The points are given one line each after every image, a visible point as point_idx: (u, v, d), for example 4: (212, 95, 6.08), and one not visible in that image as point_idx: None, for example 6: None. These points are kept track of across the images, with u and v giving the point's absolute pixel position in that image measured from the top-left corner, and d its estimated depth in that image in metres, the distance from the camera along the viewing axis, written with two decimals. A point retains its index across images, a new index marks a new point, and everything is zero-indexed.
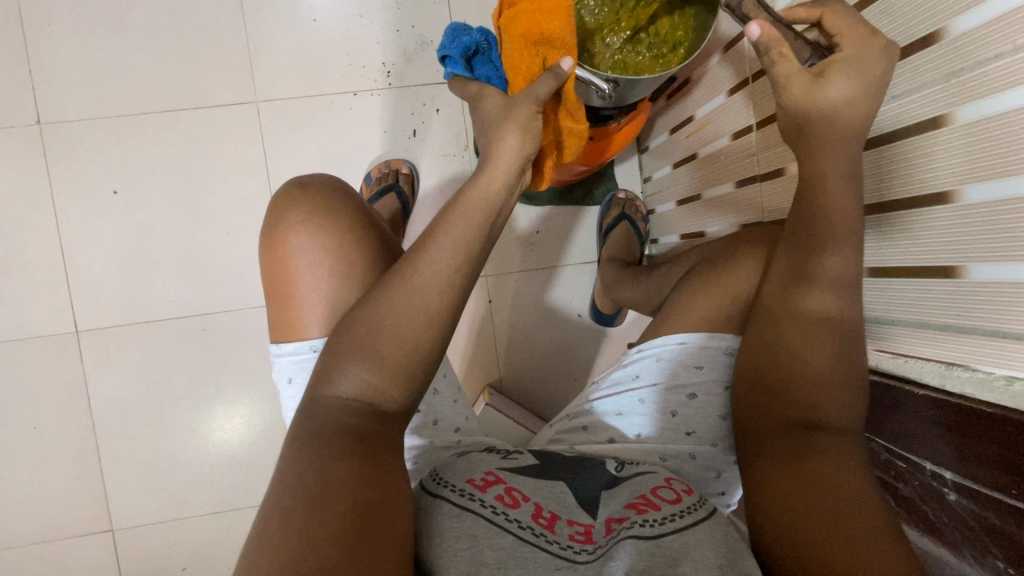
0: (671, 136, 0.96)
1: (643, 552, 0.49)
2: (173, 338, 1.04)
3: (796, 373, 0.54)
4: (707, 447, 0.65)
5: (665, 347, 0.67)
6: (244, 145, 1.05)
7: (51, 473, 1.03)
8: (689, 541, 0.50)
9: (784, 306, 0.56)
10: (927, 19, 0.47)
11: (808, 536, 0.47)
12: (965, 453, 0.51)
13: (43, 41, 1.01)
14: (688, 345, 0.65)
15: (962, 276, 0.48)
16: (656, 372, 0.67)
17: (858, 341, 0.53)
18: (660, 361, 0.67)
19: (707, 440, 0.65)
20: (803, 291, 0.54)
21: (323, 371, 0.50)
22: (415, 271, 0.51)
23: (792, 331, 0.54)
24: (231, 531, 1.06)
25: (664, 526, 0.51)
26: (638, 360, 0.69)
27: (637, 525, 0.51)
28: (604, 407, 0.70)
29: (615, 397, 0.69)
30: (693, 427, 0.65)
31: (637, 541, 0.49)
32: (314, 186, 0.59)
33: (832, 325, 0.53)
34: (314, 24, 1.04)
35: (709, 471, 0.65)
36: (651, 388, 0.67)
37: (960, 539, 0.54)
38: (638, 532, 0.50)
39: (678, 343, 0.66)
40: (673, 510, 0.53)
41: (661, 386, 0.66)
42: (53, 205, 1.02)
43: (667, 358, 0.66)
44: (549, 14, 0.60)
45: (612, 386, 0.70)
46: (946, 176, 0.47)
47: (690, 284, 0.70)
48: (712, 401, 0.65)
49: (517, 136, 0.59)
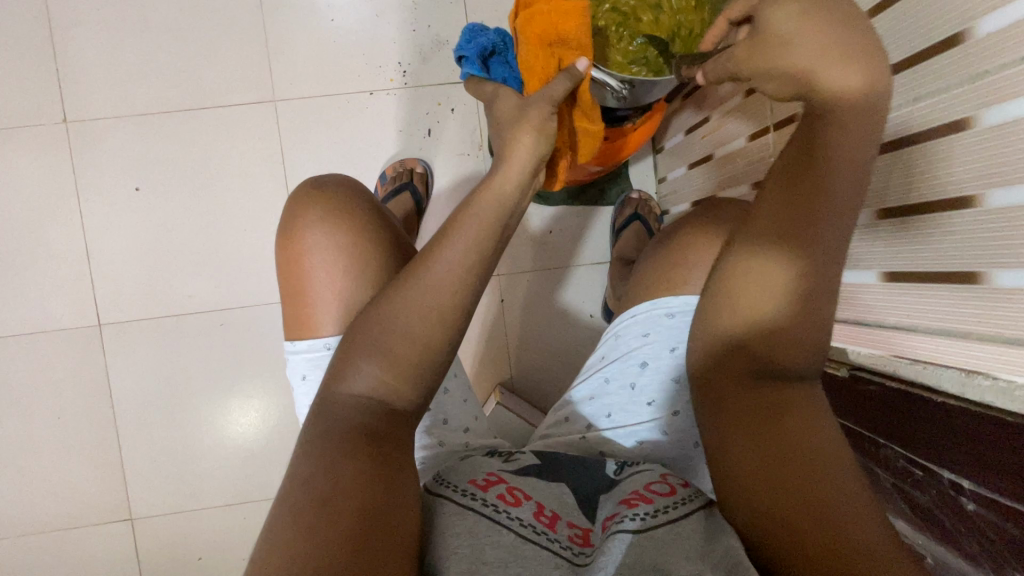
0: (687, 137, 0.96)
1: (634, 546, 0.47)
2: (191, 332, 1.06)
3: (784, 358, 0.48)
4: (670, 416, 0.64)
5: (621, 325, 0.69)
6: (261, 144, 1.06)
7: (72, 461, 1.06)
8: (680, 533, 0.49)
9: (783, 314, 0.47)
10: (948, 20, 0.45)
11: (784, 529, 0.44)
12: (986, 461, 0.51)
13: (70, 40, 1.03)
14: (637, 316, 0.67)
15: (982, 282, 0.47)
16: (617, 350, 0.68)
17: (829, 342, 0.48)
18: (619, 338, 0.69)
19: (669, 407, 0.64)
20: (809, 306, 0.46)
21: (338, 367, 0.50)
22: (428, 271, 0.51)
23: (782, 340, 0.48)
24: (246, 522, 1.08)
25: (656, 519, 0.50)
26: (605, 343, 0.71)
27: (627, 519, 0.50)
28: (578, 394, 0.70)
29: (586, 382, 0.70)
30: (654, 397, 0.65)
31: (628, 535, 0.48)
32: (330, 185, 0.60)
33: (818, 323, 0.47)
34: (332, 24, 1.05)
35: (682, 441, 0.64)
36: (613, 364, 0.68)
37: (976, 550, 0.53)
38: (628, 527, 0.49)
39: (630, 318, 0.68)
40: (666, 502, 0.52)
41: (621, 361, 0.67)
42: (78, 201, 1.04)
43: (623, 334, 0.68)
44: (564, 14, 0.60)
45: (586, 374, 0.72)
46: (967, 179, 0.46)
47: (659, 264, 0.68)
48: (664, 366, 0.65)
49: (532, 137, 0.59)
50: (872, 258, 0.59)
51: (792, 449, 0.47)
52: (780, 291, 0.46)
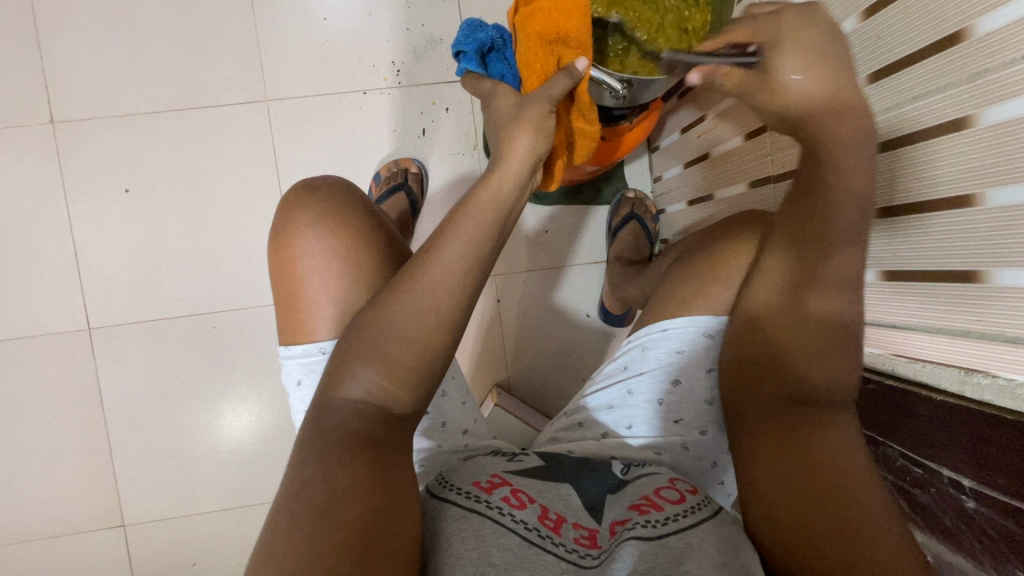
0: (682, 136, 0.96)
1: (646, 553, 0.47)
2: (183, 336, 1.05)
3: (781, 363, 0.52)
4: (697, 435, 0.64)
5: (649, 335, 0.65)
6: (252, 144, 1.05)
7: (63, 467, 1.04)
8: (692, 540, 0.49)
9: (781, 304, 0.52)
10: (947, 18, 0.45)
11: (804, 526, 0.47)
12: (983, 461, 0.51)
13: (55, 40, 1.01)
14: (670, 330, 0.64)
15: (985, 281, 0.46)
16: (643, 361, 0.66)
17: (852, 347, 0.49)
18: (646, 349, 0.65)
19: (697, 427, 0.64)
20: (805, 294, 0.50)
21: (333, 372, 0.50)
22: (425, 273, 0.50)
23: (778, 337, 0.52)
24: (241, 527, 1.07)
25: (666, 527, 0.50)
26: (626, 351, 0.68)
27: (639, 526, 0.50)
28: (596, 402, 0.68)
29: (606, 390, 0.68)
30: (680, 415, 0.64)
31: (638, 542, 0.48)
32: (321, 187, 0.59)
33: (824, 327, 0.49)
34: (324, 23, 1.04)
35: (703, 460, 0.64)
36: (641, 377, 0.66)
37: (979, 548, 0.54)
38: (640, 533, 0.49)
39: (660, 331, 0.65)
40: (676, 510, 0.52)
41: (648, 374, 0.65)
42: (66, 204, 1.03)
43: (652, 346, 0.65)
44: (565, 11, 0.59)
45: (604, 380, 0.69)
46: (966, 179, 0.46)
47: (676, 274, 0.69)
48: (697, 387, 0.63)
49: (531, 136, 0.58)
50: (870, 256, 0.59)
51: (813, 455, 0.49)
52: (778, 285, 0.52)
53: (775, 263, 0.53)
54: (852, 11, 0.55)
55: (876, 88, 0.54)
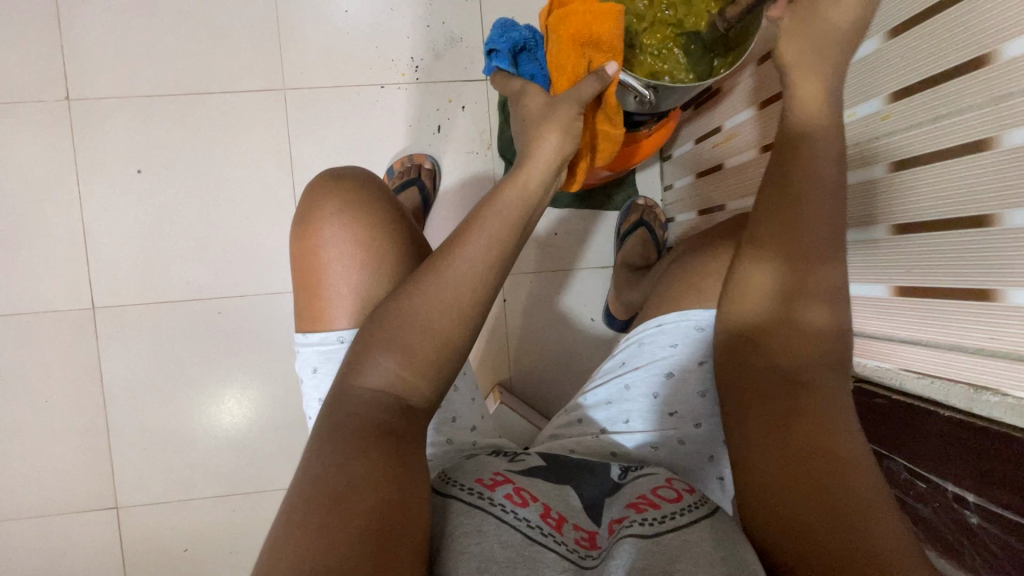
0: (696, 146, 0.96)
1: (643, 550, 0.48)
2: (188, 319, 1.05)
3: (767, 354, 0.53)
4: (692, 428, 0.64)
5: (645, 331, 0.66)
6: (268, 133, 1.05)
7: (59, 445, 1.04)
8: (687, 539, 0.49)
9: (772, 317, 0.53)
10: (973, 42, 0.46)
11: (797, 519, 0.45)
12: (990, 478, 0.53)
13: (76, 17, 1.01)
14: (665, 326, 0.64)
15: (997, 300, 0.47)
16: (639, 357, 0.66)
17: (848, 347, 0.52)
18: (642, 345, 0.66)
19: (692, 420, 0.64)
20: (797, 299, 0.52)
21: (353, 361, 0.50)
22: (448, 266, 0.51)
23: (785, 336, 0.52)
24: (234, 515, 1.06)
25: (663, 525, 0.50)
26: (625, 347, 0.69)
27: (637, 523, 0.50)
28: (593, 398, 0.69)
29: (603, 386, 0.69)
30: (676, 408, 0.64)
31: (636, 540, 0.48)
32: (346, 176, 0.59)
33: (827, 335, 0.51)
34: (345, 16, 1.04)
35: (698, 454, 0.64)
36: (637, 373, 0.66)
37: (979, 563, 0.56)
38: (638, 531, 0.49)
39: (655, 326, 0.65)
40: (672, 509, 0.52)
41: (644, 370, 0.66)
42: (77, 182, 1.03)
43: (648, 341, 0.66)
44: (599, 16, 0.60)
45: (602, 377, 0.70)
46: (984, 199, 0.47)
47: (675, 275, 0.70)
48: (690, 380, 0.64)
49: (559, 136, 0.59)
50: (883, 273, 0.60)
51: (806, 443, 0.48)
52: (770, 294, 0.53)
53: (759, 270, 0.53)
54: (879, 31, 0.56)
55: (895, 108, 0.55)
